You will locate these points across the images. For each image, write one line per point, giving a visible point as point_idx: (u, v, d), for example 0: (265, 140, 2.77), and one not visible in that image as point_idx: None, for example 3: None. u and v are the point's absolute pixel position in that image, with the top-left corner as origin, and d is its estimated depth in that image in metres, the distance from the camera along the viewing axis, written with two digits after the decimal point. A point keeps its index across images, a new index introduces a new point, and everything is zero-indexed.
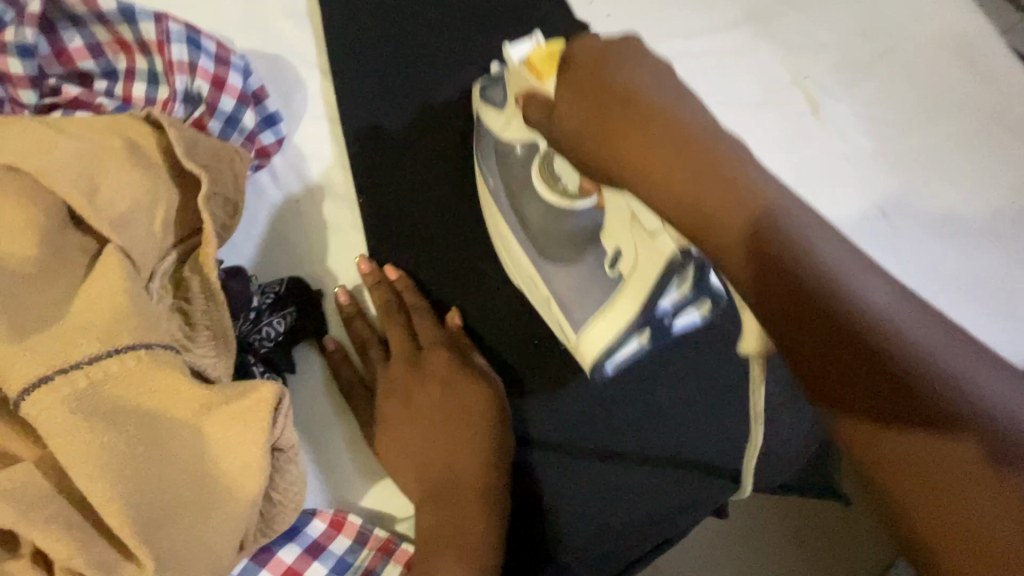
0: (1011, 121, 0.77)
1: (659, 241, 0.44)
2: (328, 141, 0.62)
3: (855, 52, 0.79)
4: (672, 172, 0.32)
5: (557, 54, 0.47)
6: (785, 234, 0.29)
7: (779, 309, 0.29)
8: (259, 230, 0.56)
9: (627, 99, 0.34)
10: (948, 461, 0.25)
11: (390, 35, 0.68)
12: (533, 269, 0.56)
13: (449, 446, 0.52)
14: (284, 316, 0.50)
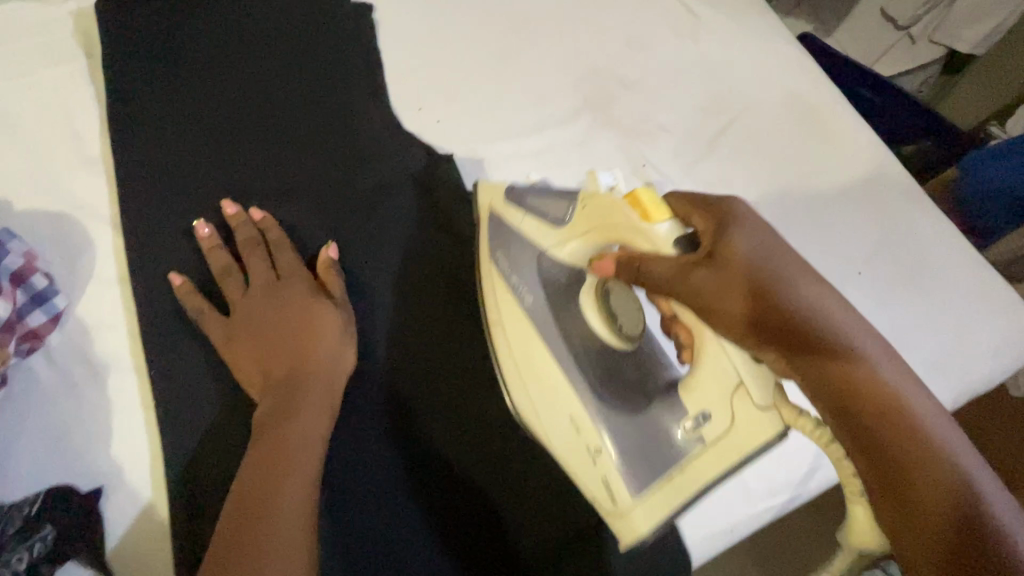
0: (855, 188, 0.77)
1: (766, 420, 0.44)
2: (118, 305, 0.57)
3: (697, 129, 0.78)
4: (793, 333, 0.36)
5: (665, 198, 0.49)
6: (889, 405, 0.33)
7: (834, 396, 0.34)
8: (24, 428, 0.50)
9: (797, 287, 0.37)
10: (950, 529, 0.30)
11: (194, 167, 0.64)
12: (570, 418, 0.56)
13: (279, 349, 0.54)
14: (32, 546, 0.43)
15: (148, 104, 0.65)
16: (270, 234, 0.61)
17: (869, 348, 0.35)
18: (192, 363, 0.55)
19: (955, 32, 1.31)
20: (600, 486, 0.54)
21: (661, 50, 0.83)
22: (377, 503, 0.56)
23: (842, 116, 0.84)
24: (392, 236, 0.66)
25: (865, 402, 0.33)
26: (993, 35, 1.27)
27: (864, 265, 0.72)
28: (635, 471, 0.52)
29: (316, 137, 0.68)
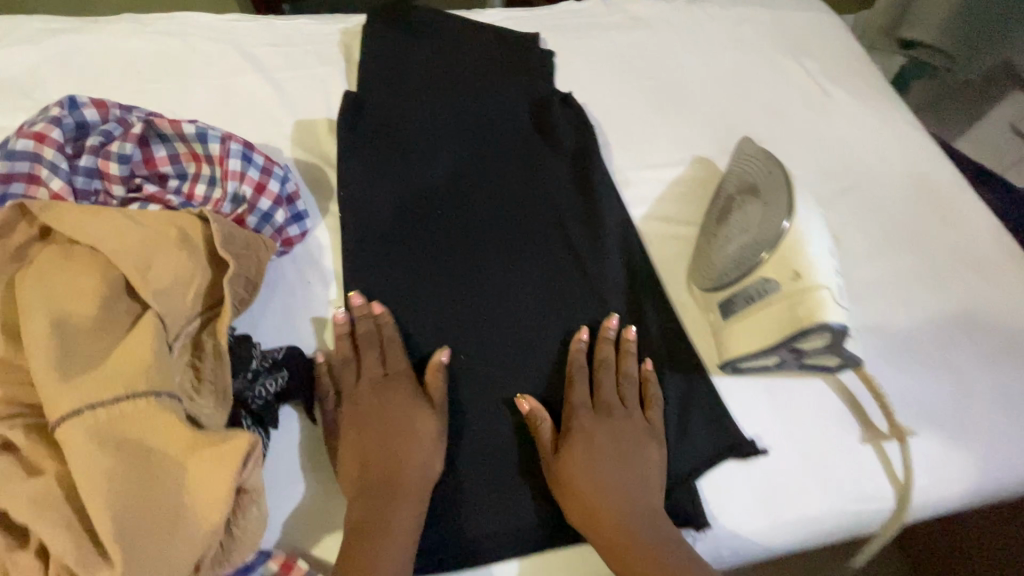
0: (975, 259, 0.82)
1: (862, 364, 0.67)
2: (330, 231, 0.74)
3: (820, 186, 0.88)
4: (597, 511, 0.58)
5: None
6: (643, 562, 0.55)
7: None
8: (264, 306, 0.68)
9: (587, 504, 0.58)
10: None
11: (408, 134, 0.81)
12: (833, 255, 0.61)
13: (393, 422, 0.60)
14: (278, 378, 0.59)
15: (384, 83, 0.85)
16: (469, 180, 0.79)
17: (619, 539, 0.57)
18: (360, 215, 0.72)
19: None
20: (837, 287, 0.58)
21: (794, 117, 0.96)
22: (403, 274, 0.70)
23: (968, 196, 0.89)
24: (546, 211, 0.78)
25: (409, 481, 0.57)
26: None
27: (978, 326, 0.76)
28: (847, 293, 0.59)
29: (493, 136, 0.83)
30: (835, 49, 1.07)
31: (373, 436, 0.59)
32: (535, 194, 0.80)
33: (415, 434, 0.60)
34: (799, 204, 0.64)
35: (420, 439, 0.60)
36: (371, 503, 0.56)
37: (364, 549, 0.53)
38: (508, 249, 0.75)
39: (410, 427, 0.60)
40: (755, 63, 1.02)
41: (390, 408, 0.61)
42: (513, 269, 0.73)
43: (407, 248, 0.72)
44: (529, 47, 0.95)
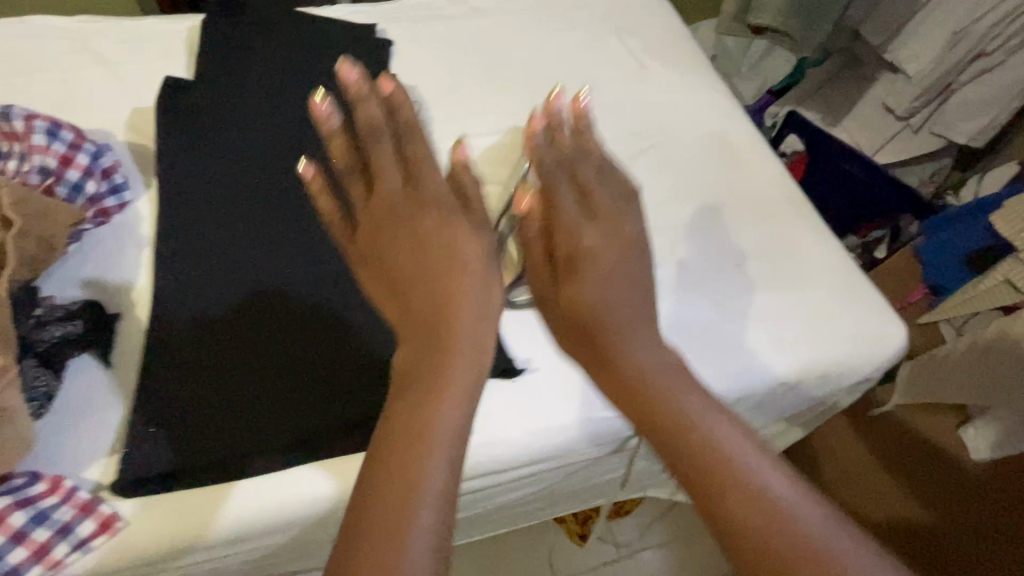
0: (753, 203, 0.93)
1: None
2: (148, 202, 0.81)
3: (625, 147, 0.97)
4: (579, 284, 0.62)
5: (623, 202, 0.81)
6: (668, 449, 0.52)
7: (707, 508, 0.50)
8: (77, 266, 0.73)
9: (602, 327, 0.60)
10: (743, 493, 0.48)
11: (231, 108, 0.87)
12: None
13: (418, 246, 0.58)
14: (69, 324, 0.65)
15: (213, 70, 0.92)
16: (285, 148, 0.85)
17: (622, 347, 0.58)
18: (170, 184, 0.79)
19: (955, 124, 1.48)
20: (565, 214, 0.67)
21: (609, 89, 1.05)
22: (204, 225, 0.76)
23: (757, 151, 1.00)
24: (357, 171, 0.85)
25: (460, 340, 0.54)
26: (987, 130, 1.45)
27: (743, 259, 0.86)
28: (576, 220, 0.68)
29: (314, 110, 0.91)
30: (661, 30, 1.18)
31: (405, 257, 0.58)
32: (347, 157, 0.86)
33: (435, 229, 0.59)
34: (549, 151, 0.73)
35: (481, 285, 0.57)
36: (389, 303, 0.58)
37: (403, 412, 0.50)
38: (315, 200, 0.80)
39: (461, 259, 0.58)
40: (580, 44, 1.12)
41: (430, 223, 0.59)
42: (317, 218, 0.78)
43: (212, 204, 0.78)
44: (366, 37, 1.04)
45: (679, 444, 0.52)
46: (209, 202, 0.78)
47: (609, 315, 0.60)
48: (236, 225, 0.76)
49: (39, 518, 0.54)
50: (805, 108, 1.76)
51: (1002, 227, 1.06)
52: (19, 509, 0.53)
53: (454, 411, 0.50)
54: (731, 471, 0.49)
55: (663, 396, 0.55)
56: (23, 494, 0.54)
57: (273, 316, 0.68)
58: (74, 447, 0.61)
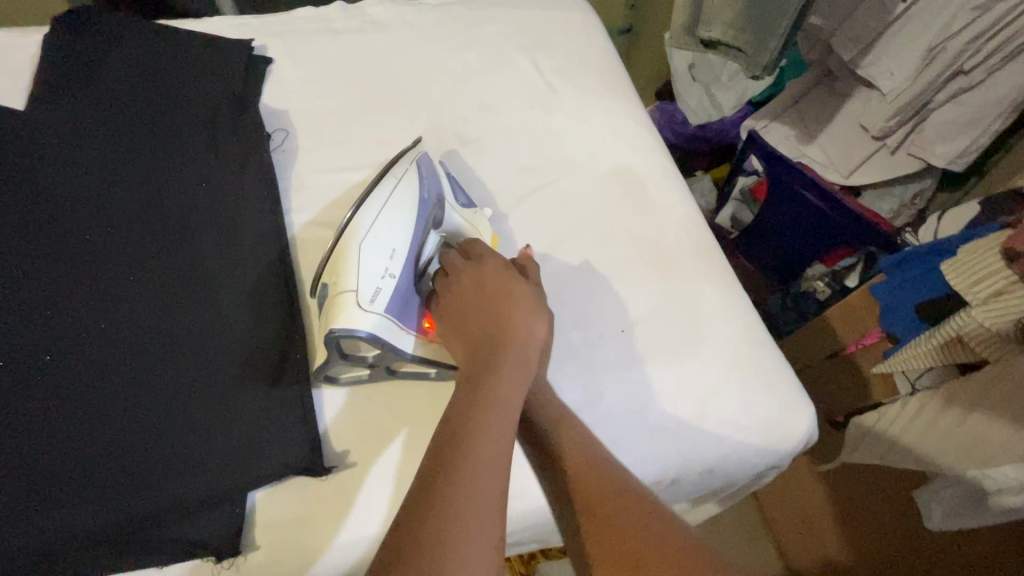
0: (651, 253, 0.82)
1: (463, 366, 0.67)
2: None
3: (513, 186, 0.86)
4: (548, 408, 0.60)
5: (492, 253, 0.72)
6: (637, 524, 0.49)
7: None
8: None
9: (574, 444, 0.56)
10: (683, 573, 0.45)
11: (57, 143, 0.78)
12: (391, 257, 0.61)
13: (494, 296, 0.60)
14: None
15: (44, 94, 0.82)
16: (110, 189, 0.76)
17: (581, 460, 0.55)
18: None
19: (931, 147, 1.26)
20: (371, 289, 0.59)
21: (508, 116, 0.94)
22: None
23: (668, 191, 0.88)
24: (188, 215, 0.75)
25: (504, 390, 0.52)
26: (973, 150, 1.21)
27: (629, 324, 0.76)
28: (387, 293, 0.60)
29: (153, 141, 0.80)
30: (579, 48, 1.06)
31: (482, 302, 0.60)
32: (179, 198, 0.76)
33: (519, 297, 0.61)
34: (376, 206, 0.62)
35: (526, 324, 0.59)
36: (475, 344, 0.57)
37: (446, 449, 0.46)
38: (131, 254, 0.71)
39: (514, 300, 0.60)
40: (485, 64, 1.01)
41: (502, 278, 0.62)
42: (131, 274, 0.70)
43: (6, 258, 0.69)
44: (234, 55, 0.93)
45: (609, 531, 0.49)
46: (3, 255, 0.69)
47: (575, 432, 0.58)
48: (27, 287, 0.68)
49: None
50: (782, 126, 1.52)
51: (953, 275, 0.93)
52: None
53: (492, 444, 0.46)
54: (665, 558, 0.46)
55: (607, 465, 0.54)
56: None
57: (46, 403, 0.61)
58: None
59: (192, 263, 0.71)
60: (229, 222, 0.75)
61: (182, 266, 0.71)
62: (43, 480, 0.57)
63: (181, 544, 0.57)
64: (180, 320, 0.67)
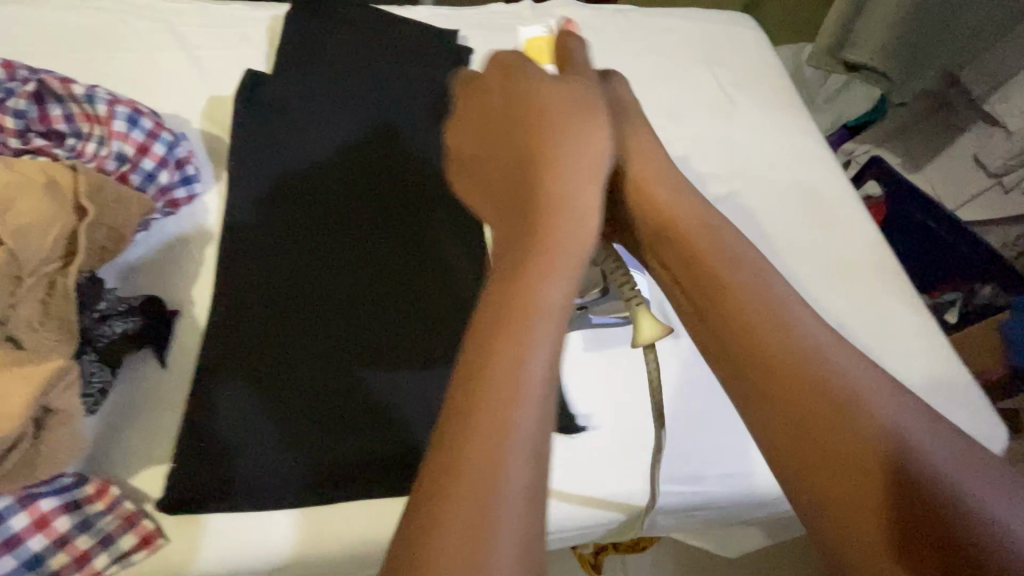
0: (838, 268, 0.87)
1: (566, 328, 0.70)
2: (215, 197, 0.79)
3: (705, 190, 0.91)
4: (726, 266, 0.49)
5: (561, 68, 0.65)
6: (829, 399, 0.42)
7: (833, 482, 0.40)
8: (145, 255, 0.73)
9: (744, 324, 0.46)
10: (858, 454, 0.40)
11: (308, 110, 0.86)
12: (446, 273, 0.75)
13: (512, 148, 0.51)
14: (128, 322, 0.64)
15: (292, 67, 0.90)
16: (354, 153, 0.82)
17: (759, 334, 0.45)
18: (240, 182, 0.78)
19: None
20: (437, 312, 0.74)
21: (693, 126, 0.99)
22: (268, 229, 0.74)
23: (848, 208, 0.93)
24: (428, 184, 0.81)
25: (558, 255, 0.44)
26: None
27: None
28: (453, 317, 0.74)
29: (389, 117, 0.88)
30: (753, 63, 1.10)
31: (500, 159, 0.52)
32: (416, 168, 0.83)
33: (584, 128, 0.50)
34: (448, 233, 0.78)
35: (587, 174, 0.48)
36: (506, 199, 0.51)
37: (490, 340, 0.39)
38: (383, 212, 0.78)
39: (577, 142, 0.49)
40: (666, 71, 1.06)
41: (556, 100, 0.50)
42: (385, 232, 0.76)
43: (279, 208, 0.76)
44: (445, 42, 1.00)
45: (800, 426, 0.42)
46: (276, 204, 0.76)
47: (764, 311, 0.46)
48: (299, 232, 0.74)
49: (81, 524, 0.54)
50: (885, 151, 1.59)
51: None
52: (65, 512, 0.54)
53: (541, 333, 0.40)
54: (857, 437, 0.40)
55: (778, 323, 0.45)
56: (73, 498, 0.55)
57: (304, 344, 0.66)
58: (117, 448, 0.59)
59: (436, 229, 0.78)
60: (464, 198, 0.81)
61: (428, 231, 0.78)
62: (273, 408, 0.61)
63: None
64: (434, 279, 0.74)
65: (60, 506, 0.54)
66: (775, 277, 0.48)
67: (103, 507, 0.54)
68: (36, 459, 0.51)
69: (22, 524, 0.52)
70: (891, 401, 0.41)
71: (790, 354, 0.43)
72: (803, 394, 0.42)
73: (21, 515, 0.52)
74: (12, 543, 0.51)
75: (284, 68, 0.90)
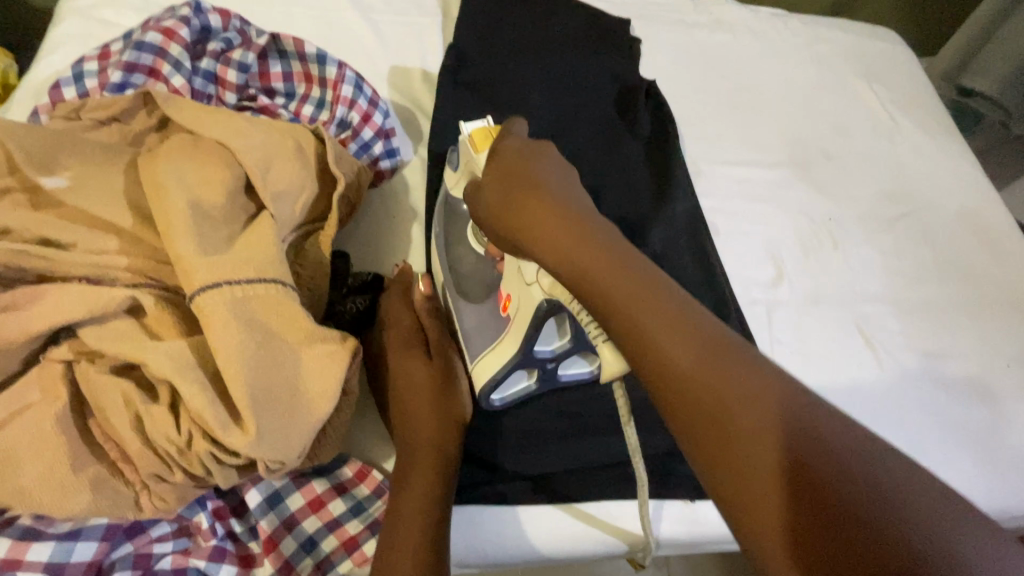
0: (1015, 299, 0.86)
1: (531, 291, 0.49)
2: (416, 172, 0.77)
3: (881, 209, 0.91)
4: (601, 271, 0.41)
5: (495, 131, 0.54)
6: (728, 389, 0.35)
7: (778, 528, 0.31)
8: (360, 229, 0.70)
9: (683, 325, 0.38)
10: (770, 494, 0.32)
11: (500, 96, 0.84)
12: (452, 305, 0.60)
13: (422, 410, 0.55)
14: (367, 298, 0.62)
15: (479, 43, 0.87)
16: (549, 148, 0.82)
17: (617, 308, 0.40)
18: (445, 163, 0.76)
19: None
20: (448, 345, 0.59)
21: (861, 141, 0.98)
22: None
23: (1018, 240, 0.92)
24: (621, 190, 0.82)
25: (419, 455, 0.52)
26: None
27: (1012, 361, 0.81)
28: (475, 339, 0.57)
29: (578, 109, 0.87)
30: (909, 83, 1.09)
31: (541, 246, 0.45)
32: (606, 169, 0.83)
33: (599, 237, 0.43)
34: (438, 235, 0.63)
35: (604, 249, 0.42)
36: (399, 427, 0.54)
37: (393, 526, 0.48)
38: None
39: (601, 244, 0.43)
40: (828, 82, 1.04)
41: (558, 208, 0.45)
42: None
43: None
44: (626, 26, 0.94)
45: (739, 463, 0.33)
46: None
47: (643, 271, 0.41)
48: None
49: (354, 508, 0.51)
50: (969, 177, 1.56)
51: None
52: (337, 496, 0.51)
53: (408, 500, 0.49)
54: (795, 452, 0.32)
55: (736, 355, 0.36)
56: (339, 480, 0.52)
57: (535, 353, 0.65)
58: (366, 431, 0.57)
59: (639, 230, 0.78)
60: (661, 199, 0.80)
61: (632, 232, 0.77)
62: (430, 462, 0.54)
63: (688, 488, 0.62)
64: None
65: (331, 488, 0.52)
66: (636, 262, 0.41)
67: (372, 492, 0.52)
68: (323, 441, 0.49)
69: (298, 503, 0.50)
70: (791, 400, 0.34)
71: (644, 344, 0.38)
72: (722, 425, 0.34)
73: (297, 495, 0.50)
74: (290, 523, 0.50)
75: (471, 42, 0.87)
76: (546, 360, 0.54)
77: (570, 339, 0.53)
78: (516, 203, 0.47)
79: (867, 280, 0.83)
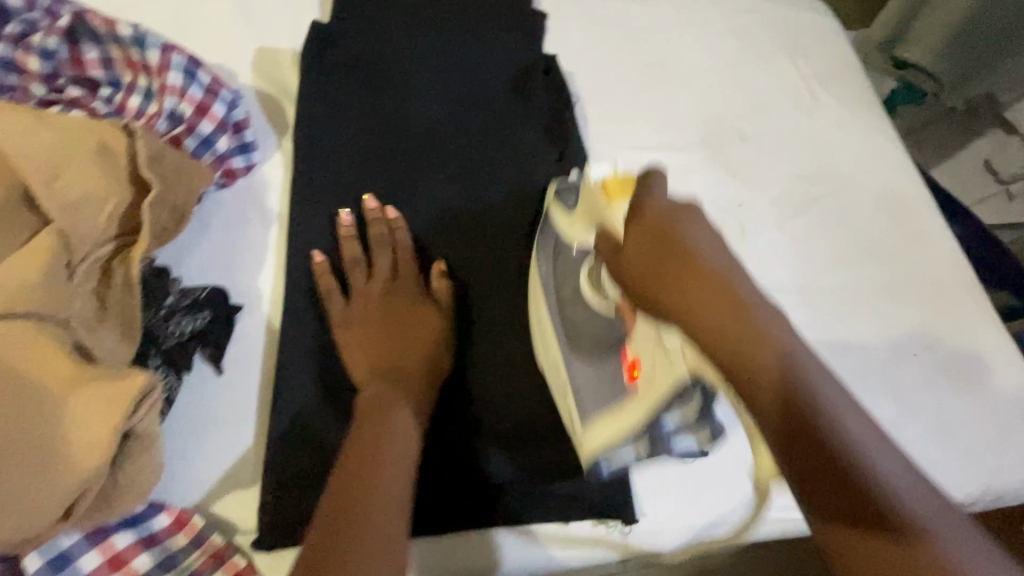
0: (928, 281, 0.83)
1: (674, 361, 0.46)
2: (279, 166, 0.69)
3: (795, 191, 0.86)
4: (698, 285, 0.43)
5: (626, 180, 0.55)
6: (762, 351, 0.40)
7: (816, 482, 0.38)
8: (201, 234, 0.63)
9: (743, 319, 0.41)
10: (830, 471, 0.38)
11: (377, 78, 0.76)
12: (560, 358, 0.58)
13: (403, 355, 0.58)
14: (196, 319, 0.55)
15: (355, 19, 0.78)
16: (432, 132, 0.74)
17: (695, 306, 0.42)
18: (307, 157, 0.68)
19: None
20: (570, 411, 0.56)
21: (780, 118, 0.93)
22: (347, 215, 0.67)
23: (933, 219, 0.89)
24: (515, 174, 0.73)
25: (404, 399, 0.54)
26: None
27: (921, 348, 0.78)
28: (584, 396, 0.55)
29: (467, 87, 0.78)
30: (834, 56, 1.04)
31: (645, 253, 0.45)
32: (497, 151, 0.75)
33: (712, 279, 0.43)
34: (547, 282, 0.62)
35: (699, 252, 0.44)
36: (383, 372, 0.56)
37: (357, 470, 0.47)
38: (472, 202, 0.70)
39: (687, 252, 0.44)
40: (748, 56, 0.98)
41: (692, 238, 0.45)
42: (484, 228, 0.69)
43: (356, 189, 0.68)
44: None
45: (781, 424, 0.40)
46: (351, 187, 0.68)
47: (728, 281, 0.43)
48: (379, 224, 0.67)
49: (165, 562, 0.47)
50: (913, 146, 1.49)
51: None
52: (143, 550, 0.46)
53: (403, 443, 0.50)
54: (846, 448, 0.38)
55: (788, 358, 0.40)
56: (148, 532, 0.47)
57: None
58: (190, 466, 0.52)
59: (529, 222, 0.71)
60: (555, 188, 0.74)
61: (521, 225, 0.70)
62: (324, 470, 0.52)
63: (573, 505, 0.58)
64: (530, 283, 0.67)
65: (136, 542, 0.46)
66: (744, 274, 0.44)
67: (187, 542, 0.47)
68: (113, 494, 0.42)
69: (93, 563, 0.45)
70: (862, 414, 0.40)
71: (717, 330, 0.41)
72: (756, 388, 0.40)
73: (92, 554, 0.45)
74: None
75: (345, 18, 0.78)
76: (666, 434, 0.50)
77: (696, 415, 0.49)
78: (650, 244, 0.46)
79: (773, 270, 0.79)
